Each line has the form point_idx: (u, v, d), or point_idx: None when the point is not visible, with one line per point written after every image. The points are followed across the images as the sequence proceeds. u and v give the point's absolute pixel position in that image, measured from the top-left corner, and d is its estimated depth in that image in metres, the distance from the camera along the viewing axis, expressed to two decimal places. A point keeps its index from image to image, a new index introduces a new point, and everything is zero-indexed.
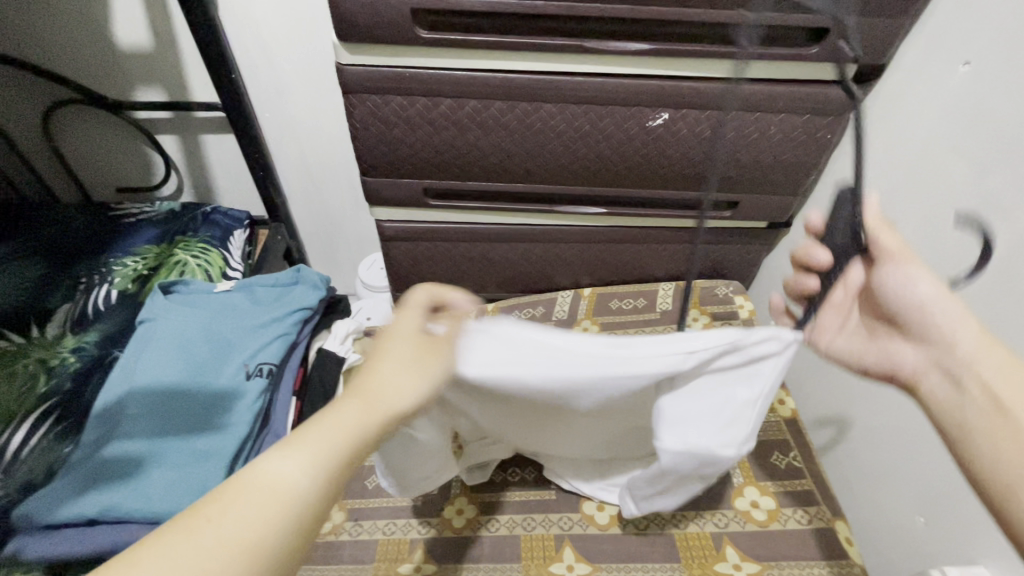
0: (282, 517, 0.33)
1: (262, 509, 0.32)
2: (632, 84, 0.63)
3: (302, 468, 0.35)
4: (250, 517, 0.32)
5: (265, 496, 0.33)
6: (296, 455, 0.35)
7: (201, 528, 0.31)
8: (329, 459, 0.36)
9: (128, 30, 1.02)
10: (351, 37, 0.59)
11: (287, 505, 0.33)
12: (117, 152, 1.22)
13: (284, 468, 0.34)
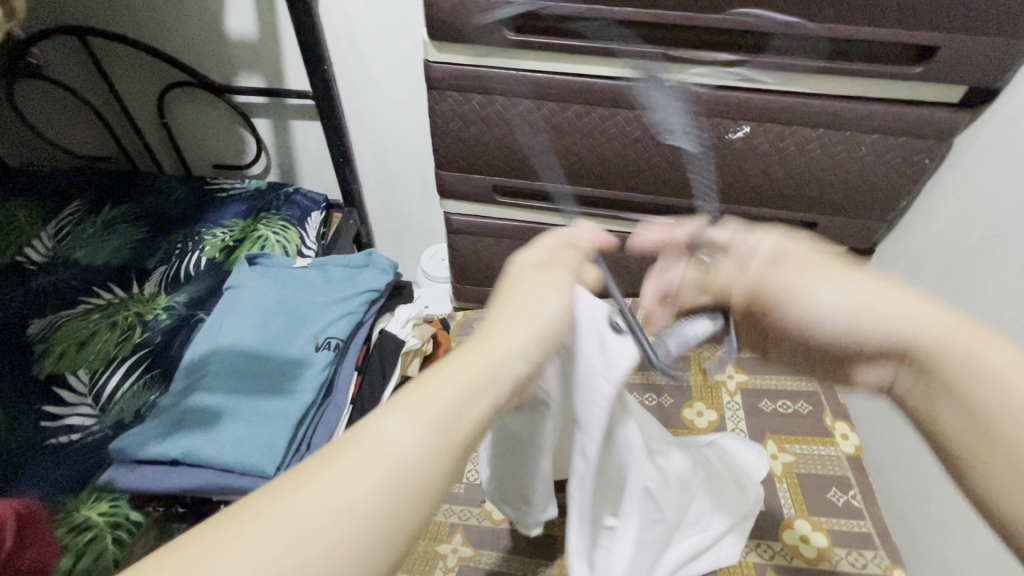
0: (397, 509, 0.29)
1: (363, 483, 0.28)
2: (714, 95, 0.62)
3: (410, 440, 0.31)
4: (357, 495, 0.28)
5: (365, 468, 0.29)
6: (411, 423, 0.31)
7: (307, 495, 0.27)
8: (433, 436, 0.31)
9: (239, 20, 1.11)
10: (443, 36, 0.62)
11: (390, 477, 0.29)
12: (217, 132, 1.33)
13: (393, 437, 0.30)
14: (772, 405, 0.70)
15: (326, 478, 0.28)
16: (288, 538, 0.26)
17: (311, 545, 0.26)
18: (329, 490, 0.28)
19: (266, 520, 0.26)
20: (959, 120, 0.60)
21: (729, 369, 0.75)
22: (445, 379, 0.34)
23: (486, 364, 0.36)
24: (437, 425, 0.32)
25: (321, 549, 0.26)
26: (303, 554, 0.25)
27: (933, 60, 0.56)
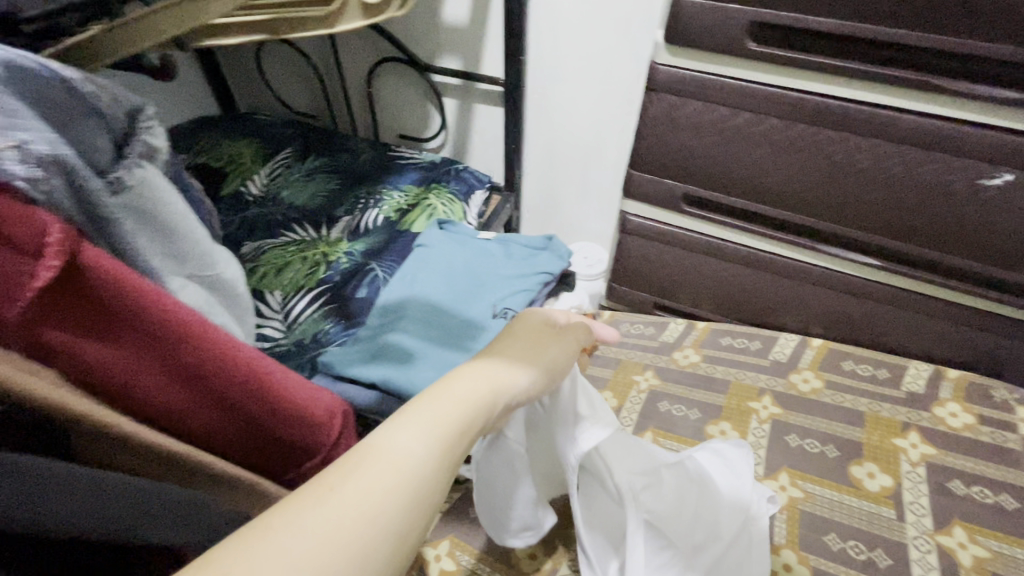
0: (420, 506, 0.27)
1: (383, 476, 0.27)
2: (975, 133, 0.56)
3: (425, 443, 0.30)
4: (385, 494, 0.26)
5: (384, 467, 0.28)
6: (422, 430, 0.31)
7: (335, 494, 0.26)
8: (445, 443, 0.31)
9: (456, 7, 1.22)
10: (682, 42, 0.63)
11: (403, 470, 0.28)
12: (409, 105, 1.47)
13: (409, 442, 0.30)
14: (966, 489, 0.62)
15: (354, 477, 0.27)
16: (328, 531, 0.24)
17: (350, 534, 0.24)
18: (356, 481, 0.26)
19: (304, 521, 0.24)
20: None
21: (912, 437, 0.68)
22: (448, 399, 0.35)
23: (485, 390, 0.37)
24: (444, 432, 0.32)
25: (354, 542, 0.24)
26: (340, 551, 0.23)
27: None
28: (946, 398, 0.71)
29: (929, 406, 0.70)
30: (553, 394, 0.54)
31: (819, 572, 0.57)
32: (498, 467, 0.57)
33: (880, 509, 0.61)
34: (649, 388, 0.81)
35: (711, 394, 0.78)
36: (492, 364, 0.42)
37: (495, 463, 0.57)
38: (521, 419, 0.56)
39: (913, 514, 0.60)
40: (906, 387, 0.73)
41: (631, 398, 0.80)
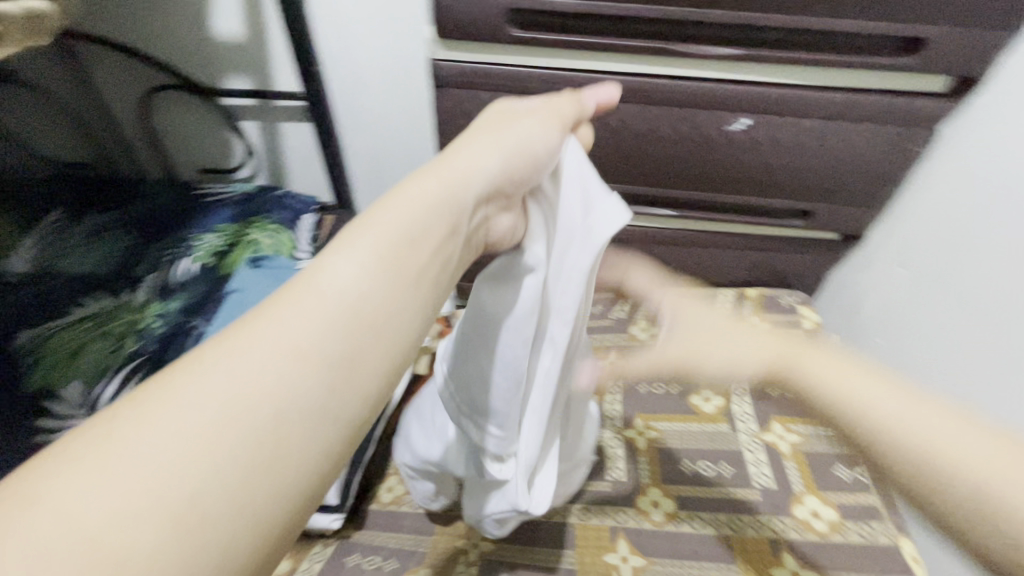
0: (344, 346, 0.28)
1: (305, 316, 0.28)
2: (714, 89, 0.64)
3: (364, 274, 0.30)
4: (313, 332, 0.28)
5: (314, 302, 0.29)
6: (361, 261, 0.31)
7: (264, 333, 0.27)
8: (387, 275, 0.31)
9: (226, 21, 1.08)
10: (454, 33, 0.62)
11: (332, 309, 0.29)
12: (203, 135, 1.30)
13: (345, 273, 0.30)
14: (776, 387, 0.72)
15: (282, 313, 0.28)
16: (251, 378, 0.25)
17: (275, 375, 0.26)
18: (281, 320, 0.28)
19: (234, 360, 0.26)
20: (945, 109, 0.63)
21: None
22: (388, 217, 0.33)
23: (424, 203, 0.35)
24: (381, 255, 0.31)
25: (281, 387, 0.26)
26: (264, 392, 0.25)
27: (921, 52, 0.58)
28: (750, 314, 0.82)
29: (739, 325, 0.81)
30: (552, 177, 0.45)
31: (681, 500, 0.62)
32: (508, 285, 0.44)
33: (718, 427, 0.69)
34: None
35: None
36: (427, 177, 0.37)
37: (508, 284, 0.44)
38: (536, 228, 0.44)
39: (742, 422, 0.69)
40: (720, 313, 0.83)
41: None
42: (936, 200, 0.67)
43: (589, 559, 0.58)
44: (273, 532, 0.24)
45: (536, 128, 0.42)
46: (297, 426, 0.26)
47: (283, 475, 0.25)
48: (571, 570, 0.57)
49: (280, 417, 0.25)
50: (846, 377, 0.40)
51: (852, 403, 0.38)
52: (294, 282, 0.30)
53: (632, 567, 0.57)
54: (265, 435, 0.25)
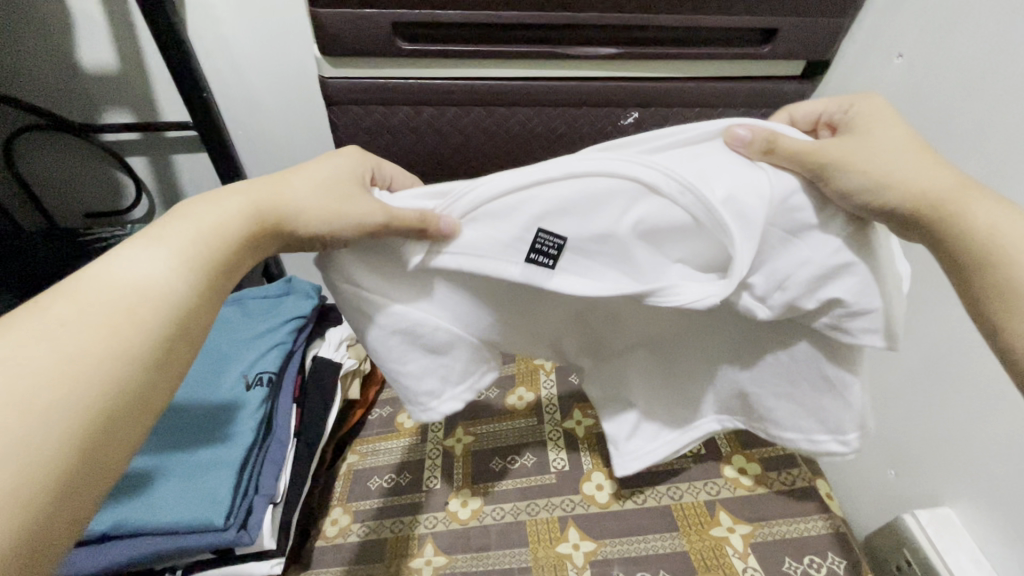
0: (149, 345, 0.31)
1: (109, 308, 0.31)
2: (603, 87, 0.67)
3: (172, 268, 0.33)
4: (126, 319, 0.31)
5: (118, 294, 0.31)
6: (163, 254, 0.34)
7: (55, 320, 0.29)
8: (194, 267, 0.34)
9: (95, 50, 0.92)
10: (339, 52, 0.62)
11: (147, 298, 0.32)
12: (83, 178, 1.13)
13: (151, 267, 0.33)
14: None
15: (79, 306, 0.30)
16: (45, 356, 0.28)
17: (78, 365, 0.28)
18: (73, 314, 0.30)
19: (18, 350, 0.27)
20: (804, 89, 0.71)
21: None
22: (189, 224, 0.36)
23: (221, 217, 0.37)
24: (191, 256, 0.34)
25: (88, 381, 0.28)
26: (59, 371, 0.28)
27: (777, 40, 0.65)
28: None
29: None
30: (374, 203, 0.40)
31: (623, 479, 0.64)
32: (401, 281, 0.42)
33: None
34: None
35: None
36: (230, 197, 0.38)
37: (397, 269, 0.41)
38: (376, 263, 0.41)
39: None
40: None
41: None
42: None
43: (542, 553, 0.59)
44: (79, 495, 0.28)
45: (365, 205, 0.39)
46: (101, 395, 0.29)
47: (86, 448, 0.28)
48: (526, 568, 0.58)
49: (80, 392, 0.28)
50: (931, 174, 0.36)
51: (965, 194, 0.35)
52: (89, 274, 0.32)
53: (584, 553, 0.58)
54: (73, 423, 0.27)
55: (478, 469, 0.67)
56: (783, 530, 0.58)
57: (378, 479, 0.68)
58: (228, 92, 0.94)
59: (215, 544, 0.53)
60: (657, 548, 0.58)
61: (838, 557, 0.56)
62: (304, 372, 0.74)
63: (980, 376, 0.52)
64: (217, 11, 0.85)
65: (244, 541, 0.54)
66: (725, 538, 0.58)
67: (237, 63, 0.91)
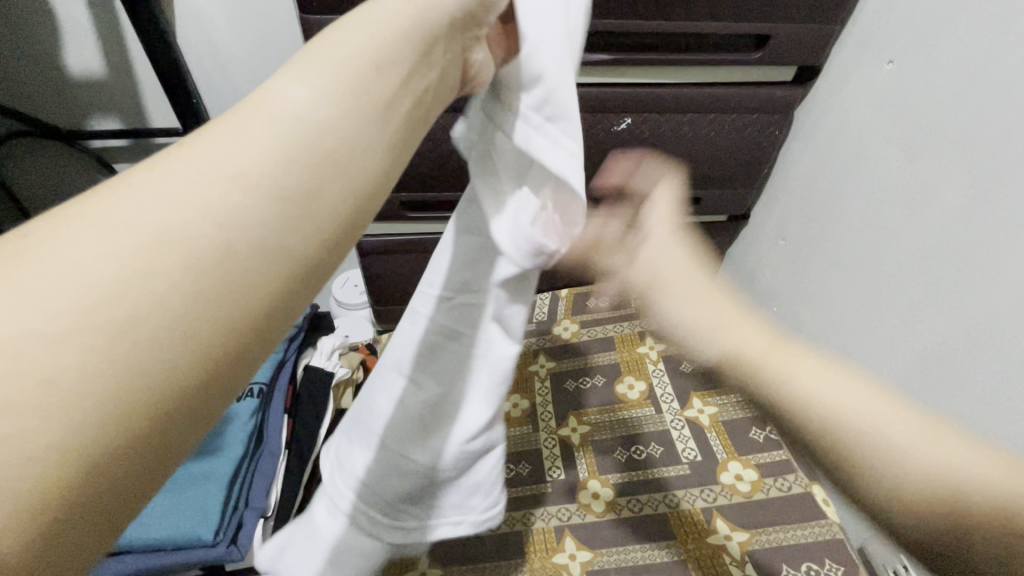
0: (283, 222, 0.20)
1: (266, 142, 0.21)
2: (598, 93, 0.67)
3: (264, 151, 0.20)
4: (273, 169, 0.20)
5: (278, 126, 0.21)
6: (323, 80, 0.22)
7: (76, 246, 0.17)
8: (294, 157, 0.21)
9: (82, 55, 0.90)
10: None
11: (299, 138, 0.21)
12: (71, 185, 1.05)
13: (298, 91, 0.22)
14: (691, 364, 0.75)
15: (222, 142, 0.21)
16: (81, 284, 0.17)
17: (193, 259, 0.18)
18: (205, 153, 0.20)
19: (146, 194, 0.19)
20: (795, 95, 0.71)
21: (650, 341, 0.78)
22: (258, 121, 0.21)
23: (384, 29, 0.24)
24: (350, 78, 0.23)
25: (193, 281, 0.18)
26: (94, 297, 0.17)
27: (768, 46, 0.65)
28: None
29: None
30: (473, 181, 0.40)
31: (620, 487, 0.63)
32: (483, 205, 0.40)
33: (643, 412, 0.69)
34: None
35: None
36: (308, 79, 0.22)
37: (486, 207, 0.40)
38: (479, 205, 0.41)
39: (665, 403, 0.70)
40: None
41: None
42: (801, 174, 0.76)
43: (539, 564, 0.58)
44: (138, 493, 0.18)
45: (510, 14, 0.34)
46: (193, 326, 0.18)
47: (174, 390, 0.18)
48: None
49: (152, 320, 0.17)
50: (903, 422, 0.33)
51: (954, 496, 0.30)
52: (138, 174, 0.20)
53: (580, 563, 0.58)
54: (176, 334, 0.18)
55: None
56: (780, 538, 0.58)
57: None
58: (218, 98, 0.93)
59: (204, 561, 0.52)
60: (655, 557, 0.58)
61: (835, 564, 0.56)
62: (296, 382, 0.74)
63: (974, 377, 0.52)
64: (206, 17, 0.84)
65: (233, 557, 0.52)
66: (722, 546, 0.58)
67: (227, 69, 0.90)
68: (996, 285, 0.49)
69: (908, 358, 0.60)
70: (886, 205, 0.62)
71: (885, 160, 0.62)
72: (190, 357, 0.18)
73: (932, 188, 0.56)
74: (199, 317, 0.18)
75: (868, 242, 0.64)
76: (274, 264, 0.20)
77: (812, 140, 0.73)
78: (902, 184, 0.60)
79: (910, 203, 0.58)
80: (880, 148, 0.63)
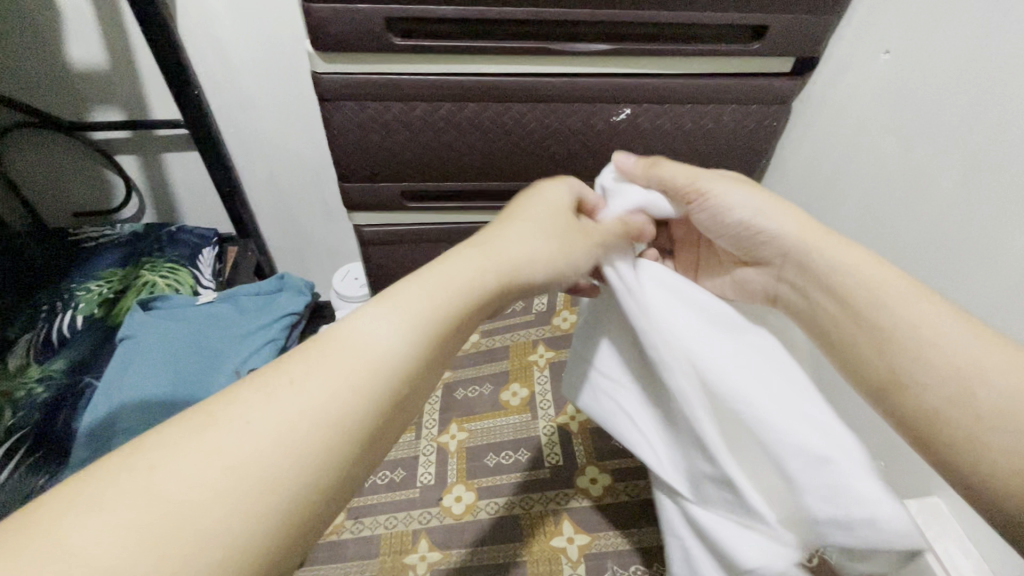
0: (338, 441, 0.32)
1: (345, 374, 0.34)
2: (598, 83, 0.68)
3: (333, 390, 0.33)
4: (335, 404, 0.33)
5: (356, 360, 0.35)
6: (397, 331, 0.37)
7: (218, 431, 0.30)
8: (361, 402, 0.34)
9: (84, 46, 0.90)
10: (336, 47, 0.62)
11: (373, 371, 0.34)
12: (73, 176, 1.05)
13: (380, 332, 0.36)
14: None
15: (308, 371, 0.34)
16: (210, 476, 0.28)
17: (273, 462, 0.30)
18: (310, 379, 0.33)
19: (249, 415, 0.31)
20: (793, 87, 0.72)
21: None
22: (334, 363, 0.34)
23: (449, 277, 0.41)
24: (417, 324, 0.37)
25: (278, 468, 0.30)
26: (211, 472, 0.29)
27: (767, 37, 0.66)
28: None
29: None
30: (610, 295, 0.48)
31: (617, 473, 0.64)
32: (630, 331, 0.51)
33: None
34: (443, 384, 0.76)
35: (497, 363, 0.77)
36: (389, 335, 0.36)
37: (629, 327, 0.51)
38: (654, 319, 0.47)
39: None
40: None
41: (428, 400, 0.75)
42: (800, 165, 0.77)
43: (537, 547, 0.59)
44: None
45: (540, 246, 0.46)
46: (268, 499, 0.29)
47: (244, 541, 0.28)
48: (520, 562, 0.58)
49: (252, 488, 0.29)
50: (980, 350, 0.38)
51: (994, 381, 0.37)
52: (256, 391, 0.32)
53: (578, 547, 0.59)
54: (255, 505, 0.29)
55: (472, 465, 0.67)
56: None
57: (372, 475, 0.68)
58: (220, 90, 0.94)
59: None
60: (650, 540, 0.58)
61: None
62: None
63: None
64: (208, 9, 0.85)
65: None
66: None
67: (228, 60, 0.91)
68: (989, 274, 0.49)
69: None
70: (885, 192, 0.62)
71: (883, 150, 0.62)
72: (266, 533, 0.29)
73: (929, 177, 0.56)
74: (272, 504, 0.29)
75: (869, 231, 0.64)
76: (321, 475, 0.31)
77: (811, 132, 0.74)
78: (898, 172, 0.60)
79: (907, 190, 0.59)
80: (877, 137, 0.63)
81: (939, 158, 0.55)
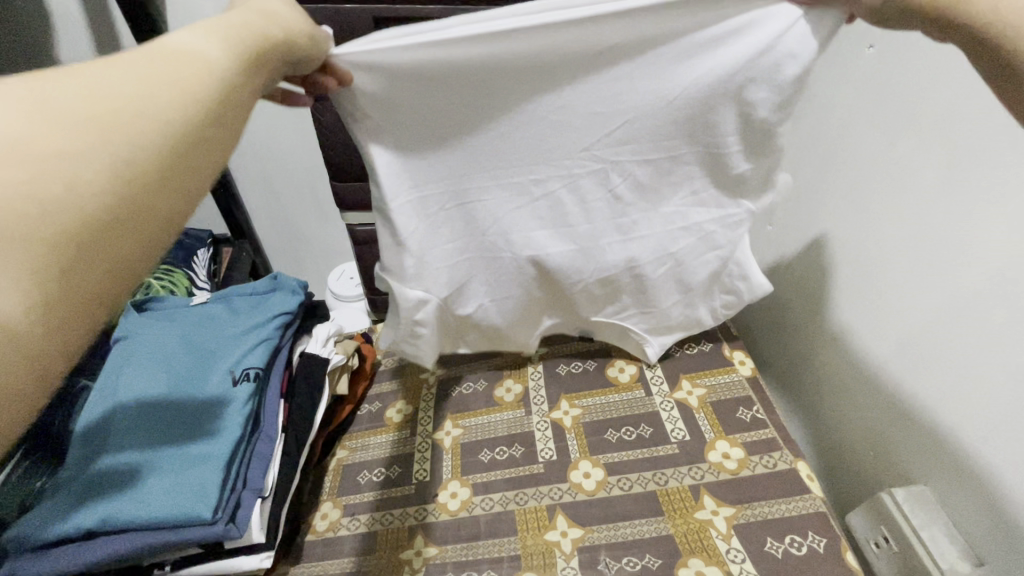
0: (183, 131, 0.28)
1: (168, 66, 0.29)
2: None
3: (181, 80, 0.28)
4: (166, 93, 0.28)
5: (177, 58, 0.29)
6: (211, 41, 0.31)
7: (62, 92, 0.25)
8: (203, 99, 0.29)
9: (74, 49, 0.90)
10: None
11: (202, 66, 0.30)
12: None
13: (197, 39, 0.31)
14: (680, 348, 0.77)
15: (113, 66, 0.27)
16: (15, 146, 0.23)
17: (102, 134, 0.25)
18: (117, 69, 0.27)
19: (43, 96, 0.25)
20: None
21: None
22: (166, 57, 0.29)
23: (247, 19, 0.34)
24: (237, 39, 0.32)
25: (113, 148, 0.25)
26: (84, 130, 0.25)
27: None
28: None
29: None
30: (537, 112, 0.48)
31: (609, 467, 0.65)
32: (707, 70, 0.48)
33: (633, 394, 0.72)
34: (437, 381, 0.77)
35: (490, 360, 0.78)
36: (205, 37, 0.31)
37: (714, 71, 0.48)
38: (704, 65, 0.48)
39: (654, 385, 0.73)
40: None
41: (422, 397, 0.75)
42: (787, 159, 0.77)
43: (531, 541, 0.60)
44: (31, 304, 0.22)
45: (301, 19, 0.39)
46: (113, 180, 0.25)
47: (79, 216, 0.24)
48: (515, 556, 0.59)
49: (82, 167, 0.24)
50: None
51: None
52: (59, 69, 0.26)
53: (572, 540, 0.59)
54: (90, 179, 0.24)
55: (467, 462, 0.68)
56: (765, 512, 0.60)
57: (367, 473, 0.69)
58: None
59: (202, 538, 0.53)
60: (643, 533, 0.59)
61: (818, 536, 0.57)
62: (292, 368, 0.75)
63: (956, 348, 0.55)
64: (200, 11, 0.85)
65: (231, 535, 0.54)
66: (708, 521, 0.59)
67: None
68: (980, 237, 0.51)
69: (893, 332, 0.62)
70: (869, 187, 0.63)
71: (864, 144, 0.64)
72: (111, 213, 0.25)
73: (910, 171, 0.58)
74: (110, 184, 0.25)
75: (854, 225, 0.66)
76: (165, 161, 0.27)
77: (797, 126, 0.75)
78: (881, 167, 0.61)
79: (892, 185, 0.60)
80: (859, 131, 0.64)
81: (923, 154, 0.56)
